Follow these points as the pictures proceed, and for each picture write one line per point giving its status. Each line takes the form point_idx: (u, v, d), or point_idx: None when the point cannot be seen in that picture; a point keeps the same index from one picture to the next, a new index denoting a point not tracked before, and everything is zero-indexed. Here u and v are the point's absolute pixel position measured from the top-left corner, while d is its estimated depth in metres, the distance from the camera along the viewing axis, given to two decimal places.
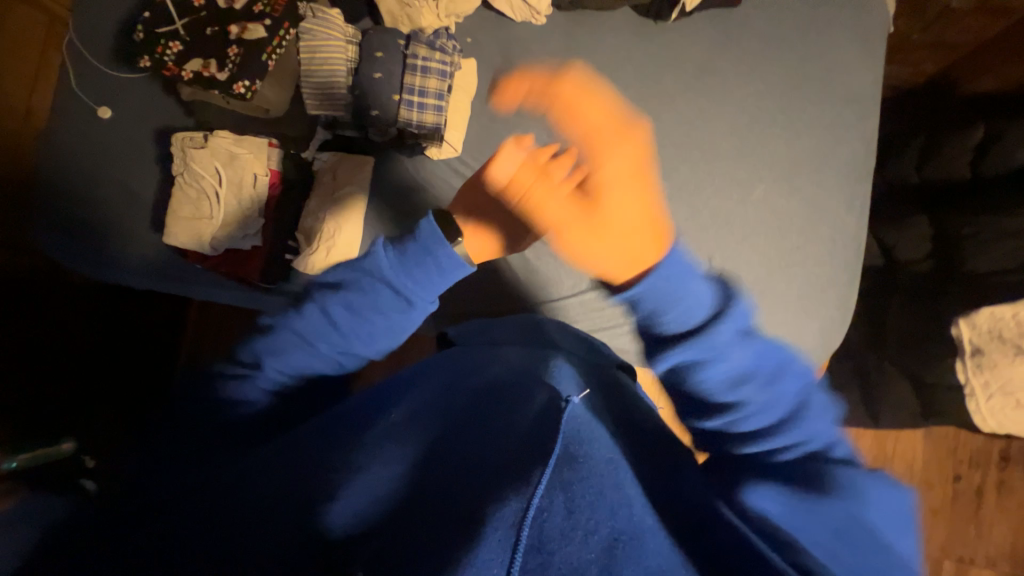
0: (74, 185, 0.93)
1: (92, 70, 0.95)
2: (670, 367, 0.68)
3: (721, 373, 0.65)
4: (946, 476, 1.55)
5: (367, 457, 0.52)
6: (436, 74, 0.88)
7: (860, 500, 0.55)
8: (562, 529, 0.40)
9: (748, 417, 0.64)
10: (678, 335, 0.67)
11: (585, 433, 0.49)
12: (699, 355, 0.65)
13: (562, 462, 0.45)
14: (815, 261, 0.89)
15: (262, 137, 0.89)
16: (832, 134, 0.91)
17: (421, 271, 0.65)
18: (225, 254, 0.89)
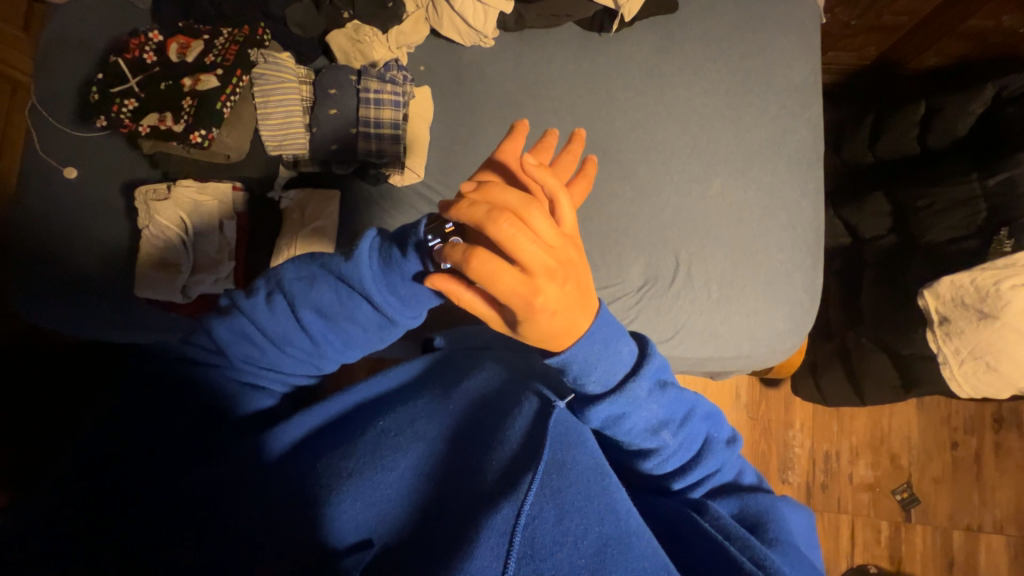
0: (38, 246, 0.93)
1: (54, 132, 0.96)
2: (598, 425, 0.56)
3: (641, 423, 0.56)
4: (943, 445, 1.56)
5: (360, 465, 0.54)
6: (390, 104, 0.90)
7: (785, 523, 0.58)
8: (552, 533, 0.46)
9: (667, 460, 0.59)
10: (601, 395, 0.54)
11: (574, 436, 0.54)
12: (614, 412, 0.55)
13: (551, 470, 0.50)
14: (778, 248, 0.91)
15: (224, 182, 0.91)
16: (779, 125, 0.94)
17: (399, 284, 0.59)
18: (200, 299, 0.91)
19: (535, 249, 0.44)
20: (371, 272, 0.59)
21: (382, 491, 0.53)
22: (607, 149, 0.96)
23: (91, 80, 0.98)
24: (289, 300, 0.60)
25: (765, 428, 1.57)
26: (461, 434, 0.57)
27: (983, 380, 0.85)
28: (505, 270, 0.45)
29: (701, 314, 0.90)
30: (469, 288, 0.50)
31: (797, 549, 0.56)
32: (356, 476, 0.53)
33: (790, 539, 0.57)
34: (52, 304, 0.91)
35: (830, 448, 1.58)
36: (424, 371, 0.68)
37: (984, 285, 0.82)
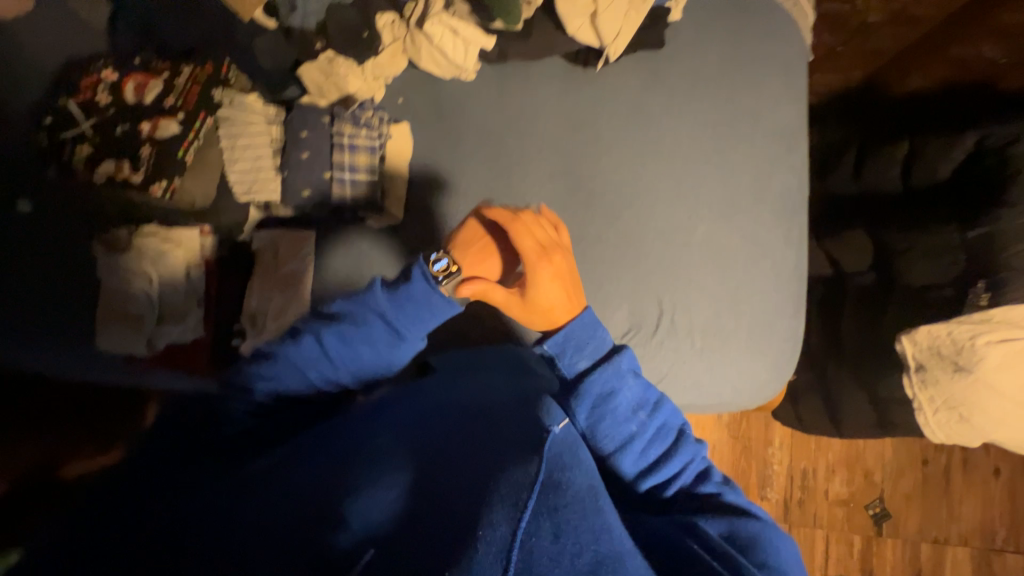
0: None
1: None
2: (588, 408, 0.61)
3: (625, 402, 0.62)
4: (914, 462, 1.61)
5: (366, 474, 0.51)
6: (365, 150, 0.87)
7: (774, 545, 0.57)
8: (550, 554, 0.43)
9: (649, 447, 0.62)
10: (590, 368, 0.62)
11: (567, 458, 0.51)
12: (602, 388, 0.62)
13: (547, 488, 0.47)
14: (761, 295, 0.91)
15: (191, 227, 0.85)
16: (764, 170, 0.93)
17: (409, 308, 0.65)
18: (166, 350, 0.87)
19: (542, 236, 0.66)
20: (385, 298, 0.65)
21: (382, 502, 0.48)
22: (592, 191, 0.95)
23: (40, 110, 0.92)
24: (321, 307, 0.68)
25: (745, 446, 1.61)
26: (455, 438, 0.56)
27: (956, 431, 0.86)
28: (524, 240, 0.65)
29: (684, 363, 0.90)
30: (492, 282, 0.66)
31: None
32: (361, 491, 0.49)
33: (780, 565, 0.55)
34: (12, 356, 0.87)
35: (807, 465, 1.62)
36: (410, 392, 0.68)
37: (960, 338, 0.84)
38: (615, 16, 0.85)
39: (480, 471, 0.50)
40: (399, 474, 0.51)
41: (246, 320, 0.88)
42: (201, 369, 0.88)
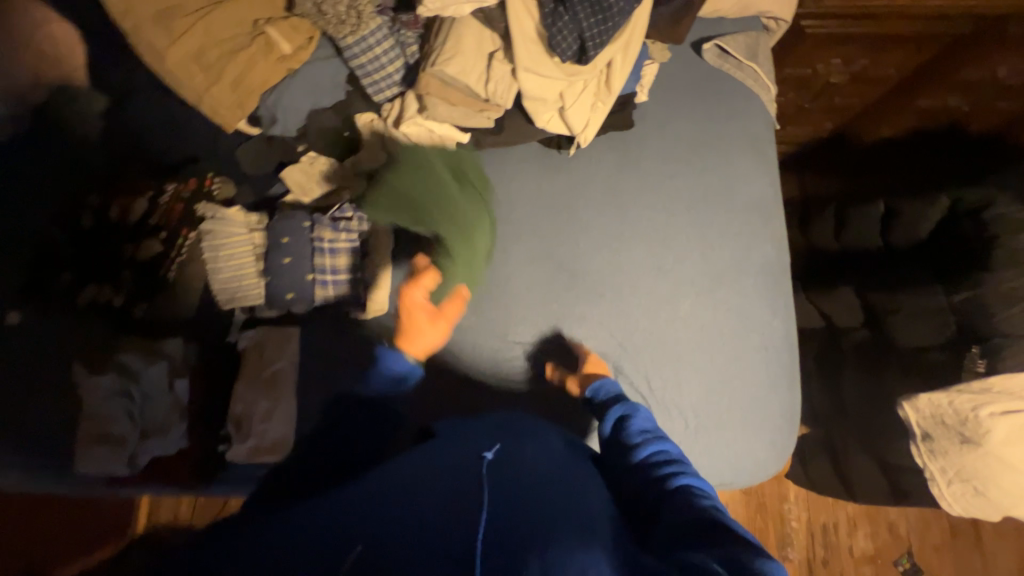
0: None
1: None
2: (610, 424, 0.76)
3: (641, 422, 0.74)
4: (938, 510, 1.53)
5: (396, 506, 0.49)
6: (346, 251, 0.87)
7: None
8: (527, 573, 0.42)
9: (645, 459, 0.69)
10: (616, 399, 0.79)
11: (538, 496, 0.52)
12: (623, 410, 0.76)
13: (524, 518, 0.48)
14: (753, 369, 0.89)
15: (174, 339, 0.86)
16: (743, 242, 0.94)
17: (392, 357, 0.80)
18: (149, 466, 0.84)
19: (421, 317, 0.83)
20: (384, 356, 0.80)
21: (400, 516, 0.47)
22: (574, 271, 0.96)
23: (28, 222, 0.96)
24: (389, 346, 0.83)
25: (759, 503, 1.56)
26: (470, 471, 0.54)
27: (974, 506, 0.82)
28: (421, 318, 0.83)
29: (680, 444, 0.87)
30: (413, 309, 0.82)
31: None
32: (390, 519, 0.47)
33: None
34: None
35: (827, 520, 1.55)
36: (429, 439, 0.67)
37: (963, 410, 0.80)
38: (584, 109, 0.87)
39: (470, 493, 0.50)
40: (410, 510, 0.48)
41: (233, 420, 0.87)
42: (187, 482, 0.86)
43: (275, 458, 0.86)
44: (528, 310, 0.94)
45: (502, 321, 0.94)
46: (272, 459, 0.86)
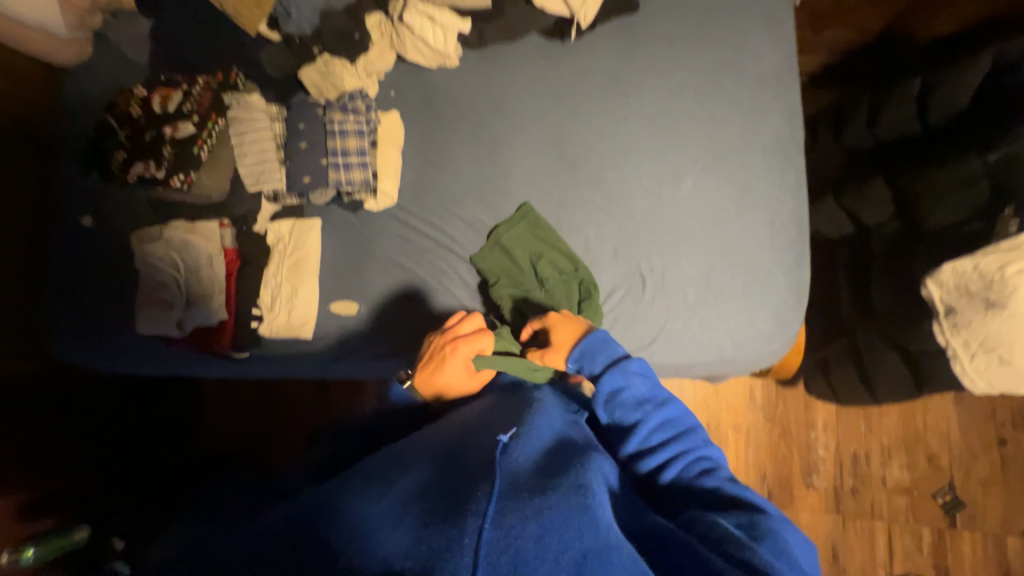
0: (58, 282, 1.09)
1: (71, 187, 1.12)
2: (602, 403, 0.72)
3: (635, 396, 0.71)
4: (988, 443, 1.42)
5: (433, 511, 0.54)
6: (354, 133, 0.92)
7: (790, 539, 0.60)
8: (534, 551, 0.49)
9: (648, 436, 0.70)
10: (603, 371, 0.72)
11: (528, 487, 0.55)
12: (613, 386, 0.71)
13: (522, 502, 0.53)
14: (756, 246, 0.86)
15: (211, 220, 0.96)
16: (752, 118, 0.91)
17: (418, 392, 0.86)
18: (195, 332, 0.97)
19: (457, 371, 0.78)
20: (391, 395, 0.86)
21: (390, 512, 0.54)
22: (575, 157, 0.96)
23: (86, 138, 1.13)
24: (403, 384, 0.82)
25: (783, 430, 1.52)
26: (464, 462, 0.60)
27: (999, 376, 0.77)
28: (455, 371, 0.78)
29: (678, 318, 0.87)
30: (449, 360, 0.78)
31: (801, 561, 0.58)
32: (426, 523, 0.52)
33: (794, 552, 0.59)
34: (85, 347, 1.06)
35: (858, 449, 1.48)
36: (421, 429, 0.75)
37: (988, 272, 0.76)
38: None
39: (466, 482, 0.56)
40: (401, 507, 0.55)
41: (265, 303, 1.00)
42: (228, 349, 0.99)
43: (301, 332, 0.99)
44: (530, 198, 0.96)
45: (504, 210, 0.97)
46: (297, 337, 1.00)
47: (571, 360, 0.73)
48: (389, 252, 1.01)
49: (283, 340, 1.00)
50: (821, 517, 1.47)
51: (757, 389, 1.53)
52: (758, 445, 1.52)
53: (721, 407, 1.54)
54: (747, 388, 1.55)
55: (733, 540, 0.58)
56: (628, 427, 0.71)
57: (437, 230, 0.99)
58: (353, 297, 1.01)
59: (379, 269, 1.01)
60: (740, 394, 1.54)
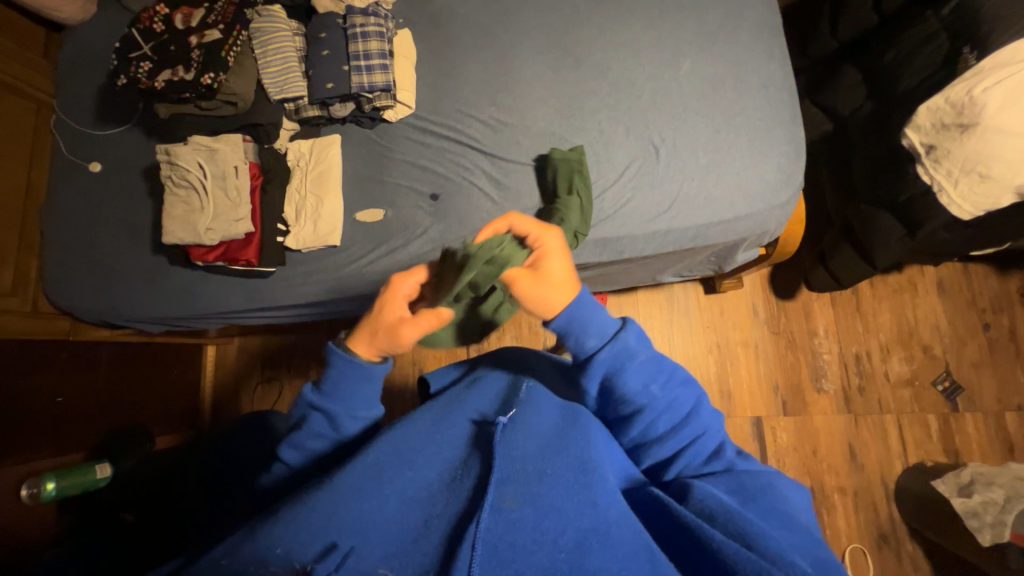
0: (82, 228, 1.17)
1: (82, 142, 1.22)
2: (598, 380, 0.67)
3: (636, 379, 0.65)
4: (974, 329, 1.53)
5: (438, 519, 0.62)
6: (375, 37, 0.99)
7: (782, 505, 0.62)
8: (523, 545, 0.58)
9: (654, 422, 0.67)
10: (598, 348, 0.64)
11: (522, 483, 0.62)
12: (611, 363, 0.65)
13: (512, 503, 0.60)
14: (754, 109, 0.95)
15: (235, 134, 0.99)
16: (735, 4, 1.01)
17: (353, 386, 0.69)
18: (222, 245, 0.98)
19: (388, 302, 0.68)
20: (315, 398, 0.71)
21: (389, 527, 0.63)
22: (579, 55, 1.03)
23: (94, 97, 1.24)
24: (327, 407, 0.70)
25: (788, 340, 1.59)
26: (466, 468, 0.66)
27: (980, 193, 0.88)
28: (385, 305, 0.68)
29: (694, 180, 0.94)
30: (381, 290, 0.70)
31: (792, 521, 0.60)
32: (427, 527, 0.62)
33: (785, 513, 0.61)
34: (119, 285, 1.14)
35: (859, 349, 1.56)
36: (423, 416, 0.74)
37: (958, 99, 0.86)
38: None
39: (464, 490, 0.64)
40: (402, 518, 0.63)
41: (291, 220, 1.03)
42: (256, 262, 1.00)
43: (329, 240, 1.01)
44: (541, 95, 1.03)
45: (518, 107, 1.03)
46: (326, 246, 1.03)
47: (555, 325, 0.64)
48: (409, 157, 1.05)
49: (311, 257, 1.04)
50: (835, 418, 1.53)
51: (758, 304, 1.61)
52: (766, 356, 1.58)
53: (727, 325, 1.61)
54: (749, 306, 1.61)
55: (724, 515, 0.58)
56: (626, 414, 0.67)
57: (455, 133, 1.04)
58: (377, 204, 1.04)
59: (402, 178, 1.04)
60: (744, 313, 1.61)
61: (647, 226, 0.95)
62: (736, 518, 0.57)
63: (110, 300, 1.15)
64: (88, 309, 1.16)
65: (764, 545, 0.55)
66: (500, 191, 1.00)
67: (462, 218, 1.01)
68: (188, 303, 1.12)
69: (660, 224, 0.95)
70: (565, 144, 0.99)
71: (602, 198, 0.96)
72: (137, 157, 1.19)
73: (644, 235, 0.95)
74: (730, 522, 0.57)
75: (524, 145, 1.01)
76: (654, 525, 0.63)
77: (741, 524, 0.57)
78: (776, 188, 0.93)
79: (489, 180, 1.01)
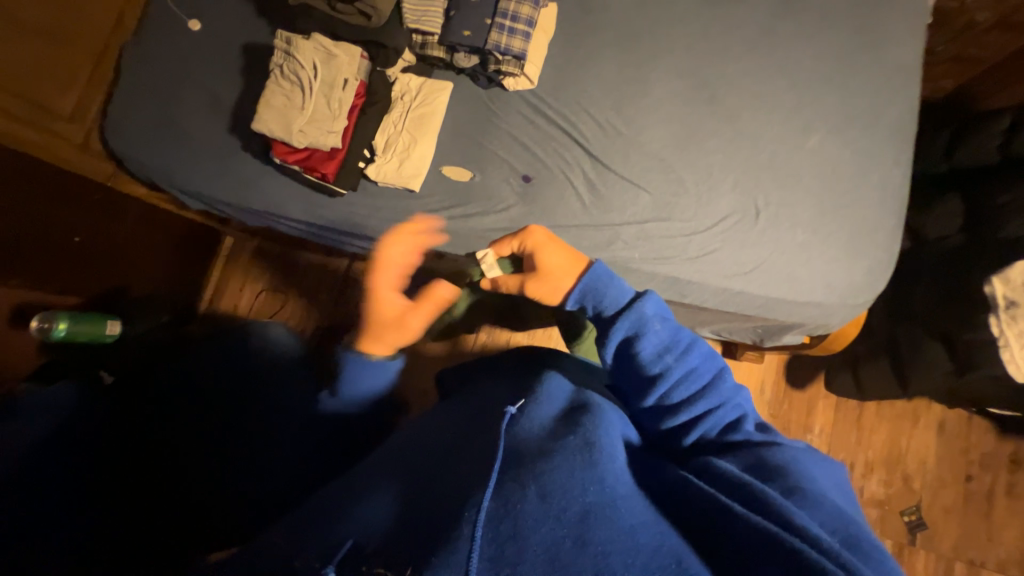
0: (160, 80, 1.13)
1: None
2: (615, 346, 0.71)
3: (651, 347, 0.68)
4: (957, 476, 1.57)
5: (434, 506, 0.53)
6: (529, 2, 0.97)
7: (804, 472, 0.59)
8: (534, 514, 0.50)
9: (674, 391, 0.68)
10: (616, 316, 0.70)
11: (525, 452, 0.57)
12: (630, 329, 0.69)
13: (516, 466, 0.55)
14: (864, 207, 0.95)
15: (356, 47, 0.97)
16: (879, 99, 1.00)
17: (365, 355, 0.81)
18: (307, 150, 0.95)
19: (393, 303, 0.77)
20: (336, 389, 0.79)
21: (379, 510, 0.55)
22: (714, 92, 1.01)
23: None
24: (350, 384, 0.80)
25: (784, 427, 1.60)
26: (469, 449, 0.61)
27: None
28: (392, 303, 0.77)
29: (782, 253, 0.94)
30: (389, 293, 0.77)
31: (822, 498, 0.55)
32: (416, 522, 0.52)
33: (813, 488, 0.56)
34: (178, 150, 1.10)
35: (845, 459, 1.59)
36: (431, 422, 0.71)
37: None
38: None
39: (472, 466, 0.57)
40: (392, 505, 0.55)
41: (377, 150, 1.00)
42: (331, 179, 0.97)
43: (409, 183, 0.99)
44: (663, 118, 1.01)
45: (637, 120, 1.01)
46: (404, 188, 1.00)
47: (570, 304, 0.73)
48: (514, 131, 1.02)
49: (384, 190, 1.01)
50: None
51: (767, 382, 1.62)
52: None
53: None
54: (758, 382, 1.62)
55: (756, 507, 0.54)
56: (642, 386, 0.70)
57: (567, 123, 1.02)
58: (466, 165, 1.02)
59: (500, 148, 1.02)
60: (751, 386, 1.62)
61: (721, 280, 0.94)
62: (767, 505, 0.53)
63: (163, 160, 1.10)
64: (139, 164, 1.11)
65: (786, 515, 0.51)
66: (593, 197, 0.98)
67: (546, 208, 0.99)
68: (243, 192, 1.08)
69: (735, 283, 0.94)
70: (670, 175, 0.98)
71: (688, 239, 0.95)
72: (238, 30, 1.14)
73: (715, 288, 0.95)
74: (762, 511, 0.53)
75: (631, 160, 0.99)
76: (680, 517, 0.56)
77: (773, 509, 0.52)
78: (855, 290, 0.93)
79: (585, 181, 0.99)
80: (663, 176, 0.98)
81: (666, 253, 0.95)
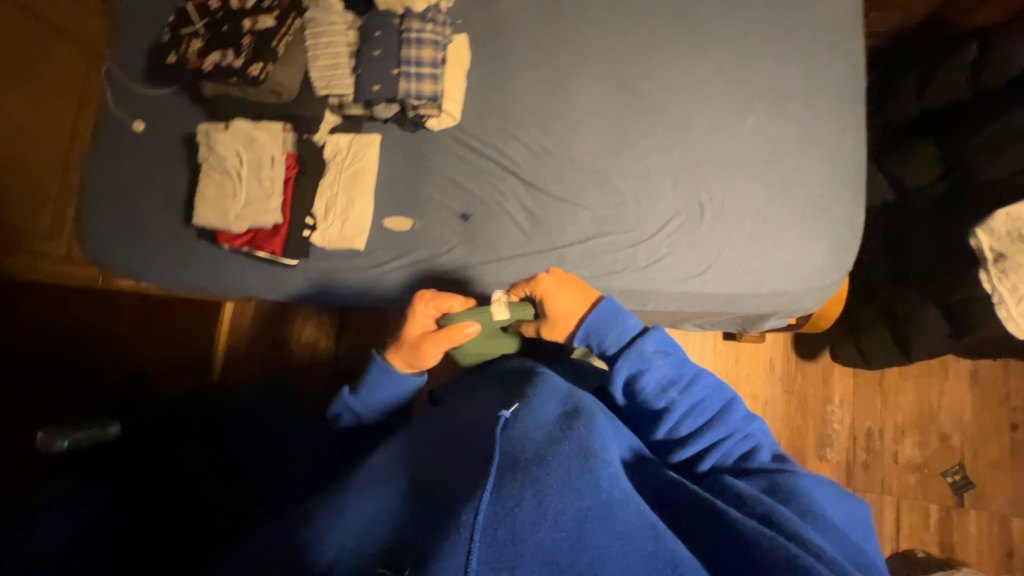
0: (117, 184, 1.19)
1: (125, 96, 1.22)
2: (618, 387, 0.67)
3: (655, 381, 0.64)
4: (999, 427, 1.46)
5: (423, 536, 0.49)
6: (430, 45, 0.97)
7: (815, 498, 0.57)
8: (527, 527, 0.46)
9: (681, 425, 0.64)
10: (616, 354, 0.66)
11: (520, 459, 0.51)
12: (631, 367, 0.65)
13: (509, 477, 0.49)
14: (816, 182, 0.90)
15: (276, 123, 0.99)
16: (816, 64, 0.94)
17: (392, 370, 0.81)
18: (249, 233, 0.99)
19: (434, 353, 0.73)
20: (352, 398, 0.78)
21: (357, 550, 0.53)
22: (640, 90, 0.97)
23: (144, 53, 1.23)
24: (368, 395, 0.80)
25: (800, 401, 1.53)
26: (456, 462, 0.56)
27: None
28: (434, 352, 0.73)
29: (736, 247, 0.90)
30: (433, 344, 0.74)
31: (832, 523, 0.55)
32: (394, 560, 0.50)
33: (824, 514, 0.56)
34: (144, 246, 1.16)
35: (872, 425, 1.50)
36: (416, 434, 0.67)
37: None
38: None
39: (463, 482, 0.52)
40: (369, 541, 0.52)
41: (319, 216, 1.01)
42: (280, 255, 1.00)
43: (353, 243, 1.00)
44: (593, 128, 0.98)
45: (566, 136, 0.98)
46: (349, 248, 1.01)
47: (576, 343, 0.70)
48: (447, 171, 1.02)
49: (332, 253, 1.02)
50: None
51: (776, 358, 1.55)
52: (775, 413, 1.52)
53: (740, 374, 1.54)
54: (766, 360, 1.55)
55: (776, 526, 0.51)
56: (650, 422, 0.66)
57: (497, 154, 1.00)
58: (406, 214, 1.02)
59: (436, 190, 1.02)
60: (759, 365, 1.55)
61: (677, 285, 0.91)
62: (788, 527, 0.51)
63: (132, 258, 1.16)
64: (112, 264, 1.18)
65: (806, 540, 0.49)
66: (534, 223, 0.97)
67: (489, 243, 0.98)
68: (209, 275, 1.14)
69: (692, 286, 0.91)
70: (606, 186, 0.95)
71: (635, 249, 0.92)
72: (178, 123, 1.19)
73: (673, 294, 0.92)
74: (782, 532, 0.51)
75: (565, 178, 0.97)
76: (694, 528, 0.52)
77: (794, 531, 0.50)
78: (821, 269, 0.89)
79: (523, 208, 0.98)
80: (600, 189, 0.95)
81: (615, 267, 0.93)
